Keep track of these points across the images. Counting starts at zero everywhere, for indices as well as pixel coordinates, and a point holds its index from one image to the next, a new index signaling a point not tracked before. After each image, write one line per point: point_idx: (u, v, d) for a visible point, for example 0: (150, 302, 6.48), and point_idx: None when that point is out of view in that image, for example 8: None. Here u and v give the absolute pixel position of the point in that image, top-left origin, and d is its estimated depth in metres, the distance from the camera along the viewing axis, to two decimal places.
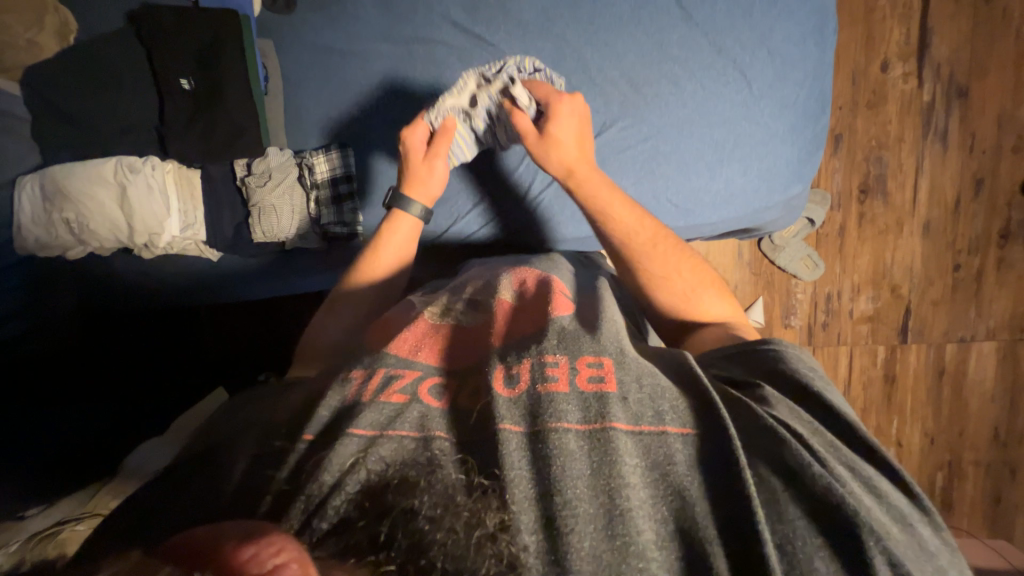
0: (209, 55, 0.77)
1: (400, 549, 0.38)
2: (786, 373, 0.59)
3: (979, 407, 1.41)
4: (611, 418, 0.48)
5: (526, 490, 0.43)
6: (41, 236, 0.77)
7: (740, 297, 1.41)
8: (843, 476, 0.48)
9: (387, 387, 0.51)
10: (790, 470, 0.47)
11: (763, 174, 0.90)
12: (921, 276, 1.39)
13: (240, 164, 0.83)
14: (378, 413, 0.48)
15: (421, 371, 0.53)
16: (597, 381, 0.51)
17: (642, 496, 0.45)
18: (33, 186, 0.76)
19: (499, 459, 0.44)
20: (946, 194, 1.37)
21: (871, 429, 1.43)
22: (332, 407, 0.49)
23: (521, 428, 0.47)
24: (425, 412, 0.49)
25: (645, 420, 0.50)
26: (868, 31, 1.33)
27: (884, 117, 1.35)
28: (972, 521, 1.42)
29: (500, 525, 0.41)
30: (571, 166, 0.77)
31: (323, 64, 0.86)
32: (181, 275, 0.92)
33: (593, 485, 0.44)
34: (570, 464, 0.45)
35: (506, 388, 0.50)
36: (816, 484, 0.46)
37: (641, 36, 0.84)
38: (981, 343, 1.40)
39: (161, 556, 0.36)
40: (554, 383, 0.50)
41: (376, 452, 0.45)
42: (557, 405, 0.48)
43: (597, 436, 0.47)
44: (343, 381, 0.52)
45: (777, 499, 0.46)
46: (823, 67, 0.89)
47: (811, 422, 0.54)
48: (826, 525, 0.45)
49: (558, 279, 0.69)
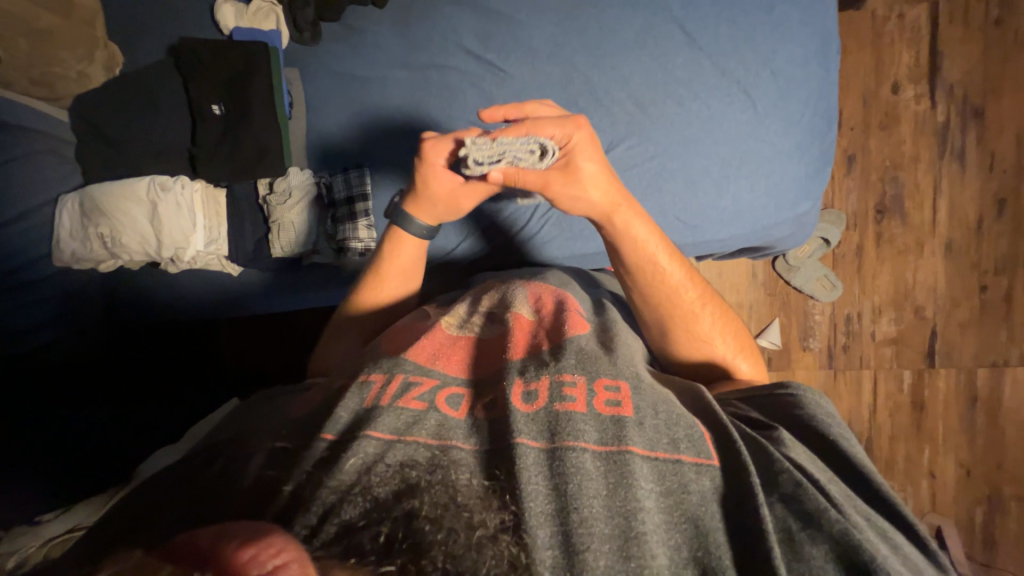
0: (239, 82, 0.83)
1: (400, 551, 0.36)
2: (802, 427, 0.58)
3: (1017, 437, 1.33)
4: (628, 441, 0.48)
5: (542, 504, 0.43)
6: (78, 248, 0.81)
7: (756, 318, 1.39)
8: (863, 529, 0.46)
9: (406, 394, 0.51)
10: (808, 509, 0.46)
11: (771, 190, 0.91)
12: (946, 297, 1.35)
13: (263, 184, 0.88)
14: (395, 418, 0.48)
15: (438, 380, 0.54)
16: (615, 404, 0.51)
17: (657, 519, 0.45)
18: (74, 203, 0.81)
19: (517, 471, 0.44)
20: (967, 214, 1.34)
21: (900, 460, 1.36)
22: (350, 409, 0.50)
23: (539, 444, 0.47)
24: (441, 420, 0.49)
25: (661, 446, 0.49)
26: (877, 55, 1.34)
27: (898, 137, 1.35)
28: (1018, 563, 1.31)
29: (501, 527, 0.40)
30: (617, 204, 0.72)
31: (343, 91, 0.92)
32: (204, 288, 0.95)
33: (607, 505, 0.44)
34: (586, 482, 0.45)
35: (524, 403, 0.50)
36: (833, 528, 0.45)
37: (645, 59, 0.87)
38: (1016, 369, 1.33)
39: (162, 554, 0.34)
40: (572, 402, 0.50)
41: (394, 453, 0.44)
42: (574, 423, 0.48)
43: (613, 458, 0.47)
44: (360, 383, 0.53)
45: (794, 537, 0.46)
46: (827, 86, 0.90)
47: (827, 471, 0.52)
48: (844, 564, 0.44)
49: (573, 299, 0.70)
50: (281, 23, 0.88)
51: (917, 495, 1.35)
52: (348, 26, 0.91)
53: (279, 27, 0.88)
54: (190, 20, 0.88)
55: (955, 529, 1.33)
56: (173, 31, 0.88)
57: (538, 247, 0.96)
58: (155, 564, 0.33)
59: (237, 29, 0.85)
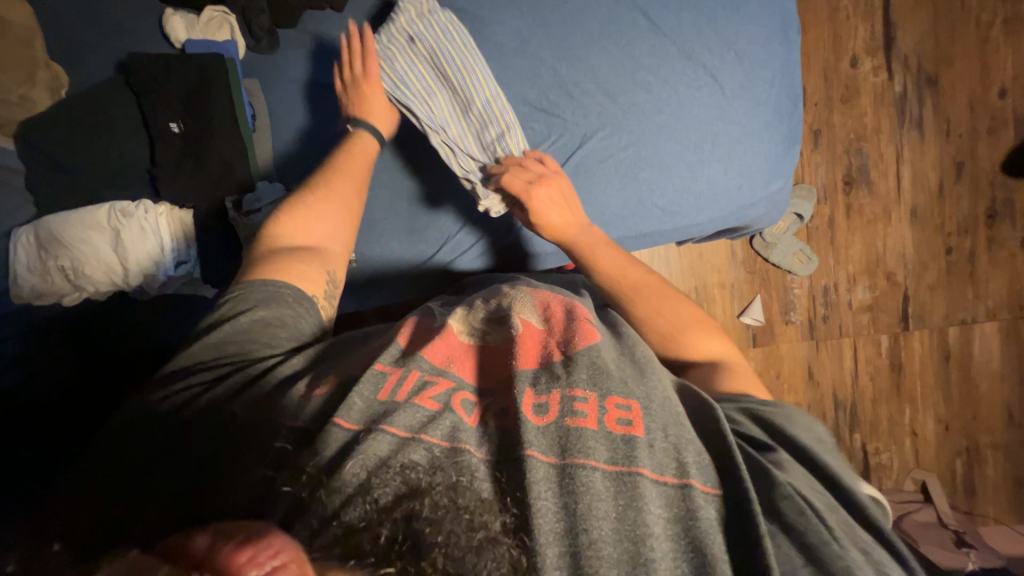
0: (196, 95, 0.79)
1: (403, 552, 0.36)
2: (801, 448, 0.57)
3: (989, 388, 1.40)
4: (638, 464, 0.47)
5: (551, 521, 0.42)
6: (37, 285, 0.77)
7: (738, 297, 1.41)
8: (862, 561, 0.48)
9: (421, 391, 0.50)
10: (808, 540, 0.48)
11: (744, 171, 0.92)
12: (915, 261, 1.40)
13: (231, 198, 0.82)
14: (412, 417, 0.47)
15: (453, 383, 0.53)
16: (627, 424, 0.50)
17: (664, 546, 0.45)
18: (28, 235, 0.76)
19: (526, 485, 0.43)
20: (928, 179, 1.39)
21: (883, 420, 1.41)
22: (364, 400, 0.49)
23: (549, 459, 0.46)
24: (457, 422, 0.48)
25: (669, 471, 0.49)
26: (834, 30, 1.37)
27: (859, 110, 1.38)
28: (997, 507, 1.38)
29: (503, 529, 0.41)
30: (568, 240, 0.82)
31: (307, 100, 0.89)
32: (174, 310, 0.87)
33: (616, 528, 0.44)
34: (596, 504, 0.44)
35: (535, 415, 0.49)
36: (831, 559, 0.46)
37: (612, 49, 0.87)
38: (983, 324, 1.40)
39: (161, 552, 0.34)
40: (582, 419, 0.49)
41: (406, 457, 0.43)
42: (585, 441, 0.47)
43: (623, 479, 0.46)
44: (376, 372, 0.52)
45: (796, 571, 0.46)
46: (790, 65, 0.92)
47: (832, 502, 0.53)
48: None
49: (582, 305, 0.65)
50: (235, 33, 0.84)
51: (902, 452, 1.40)
52: (306, 32, 0.88)
53: (234, 37, 0.84)
54: (138, 35, 0.84)
55: (938, 481, 1.38)
56: (121, 47, 0.84)
57: (524, 245, 0.95)
58: (154, 564, 0.33)
59: (189, 41, 0.82)
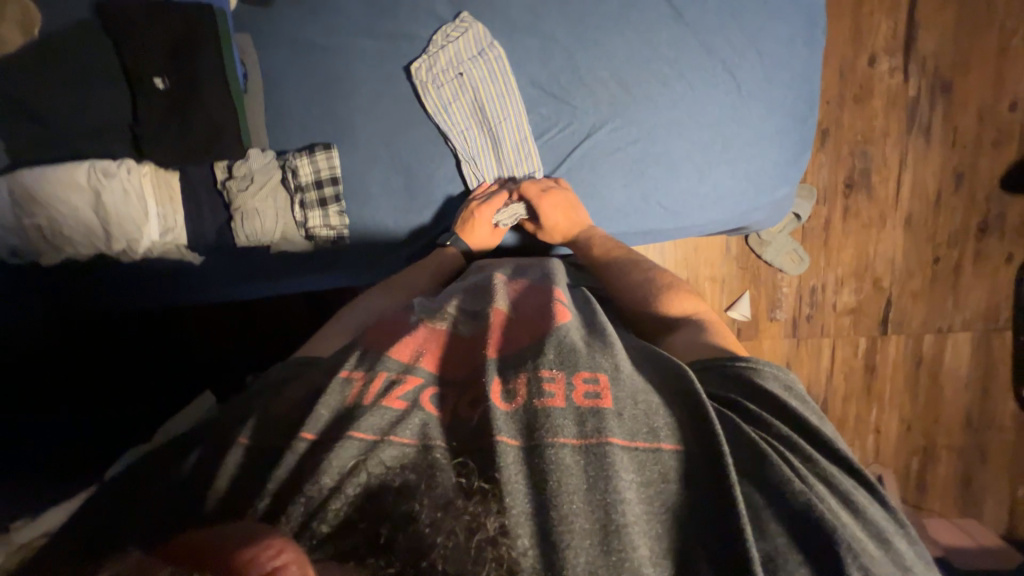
0: (182, 50, 0.74)
1: (399, 553, 0.37)
2: (765, 393, 0.55)
3: (954, 394, 1.46)
4: (608, 433, 0.45)
5: (522, 504, 0.41)
6: (16, 242, 0.73)
7: (727, 291, 1.43)
8: (824, 496, 0.47)
9: (390, 392, 0.48)
10: (773, 485, 0.46)
11: (751, 175, 0.91)
12: (902, 268, 1.42)
13: (220, 166, 0.80)
14: (380, 417, 0.45)
15: (423, 378, 0.50)
16: (594, 397, 0.48)
17: (638, 511, 0.43)
18: (1, 189, 0.71)
19: (496, 471, 0.42)
20: (927, 188, 1.39)
21: (851, 418, 1.47)
22: (332, 407, 0.47)
23: (517, 442, 0.44)
24: (426, 419, 0.46)
25: (641, 435, 0.47)
26: (857, 25, 1.32)
27: (870, 112, 1.36)
28: (943, 503, 1.47)
29: (501, 530, 0.39)
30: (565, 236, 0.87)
31: (303, 62, 0.84)
32: (162, 272, 0.88)
33: (589, 500, 0.42)
34: (566, 480, 0.43)
35: (503, 402, 0.47)
36: (796, 500, 0.45)
37: (630, 35, 0.84)
38: (957, 333, 1.44)
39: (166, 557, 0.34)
40: (550, 398, 0.47)
41: (377, 459, 0.42)
42: (553, 419, 0.45)
43: (593, 451, 0.44)
44: (342, 380, 0.49)
45: (760, 515, 0.45)
46: (811, 67, 0.90)
47: (792, 439, 0.51)
48: (799, 535, 0.44)
49: (559, 289, 0.66)
50: None
51: (864, 448, 1.48)
52: None
53: None
54: None
55: (893, 476, 1.47)
56: None
57: (522, 233, 0.95)
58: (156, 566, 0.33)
59: None
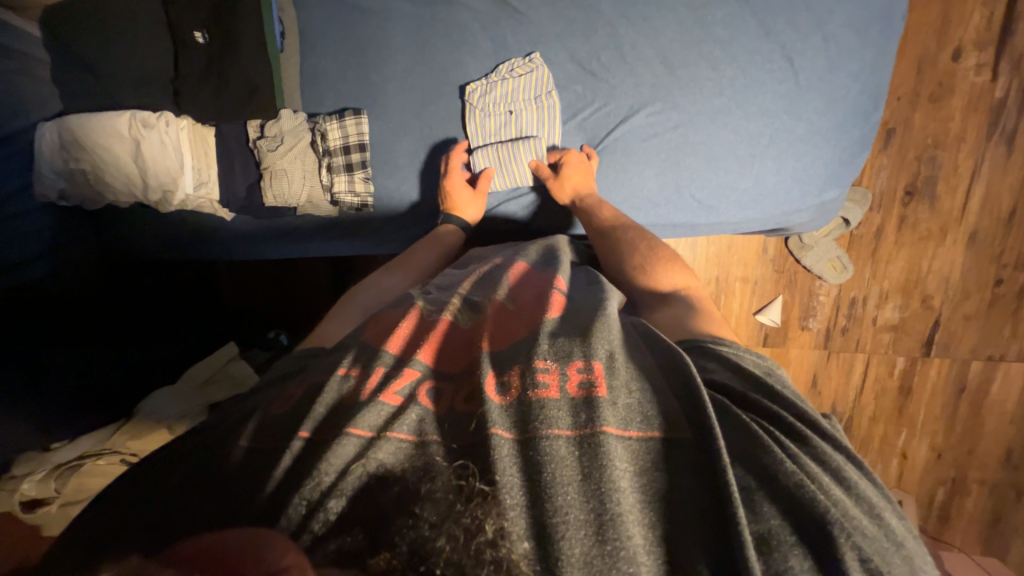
0: (222, 5, 0.74)
1: (400, 553, 0.37)
2: (760, 377, 0.52)
3: (996, 427, 1.35)
4: (602, 422, 0.43)
5: (517, 497, 0.39)
6: (64, 185, 0.77)
7: (759, 294, 1.36)
8: (815, 474, 0.43)
9: (385, 387, 0.47)
10: (763, 466, 0.43)
11: (798, 174, 0.85)
12: (957, 288, 1.31)
13: (253, 125, 0.81)
14: (376, 415, 0.44)
15: (419, 372, 0.49)
16: (588, 386, 0.46)
17: (632, 499, 0.41)
18: (53, 134, 0.74)
19: (489, 464, 0.41)
20: (1001, 202, 1.26)
21: (876, 439, 1.40)
22: (328, 404, 0.46)
23: (512, 435, 0.43)
24: (422, 416, 0.45)
25: (635, 424, 0.45)
26: (945, 13, 1.18)
27: (947, 113, 1.23)
28: (966, 538, 1.39)
29: (500, 533, 0.38)
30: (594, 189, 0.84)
31: (340, 24, 0.83)
32: (197, 228, 0.91)
33: (583, 490, 0.40)
34: (560, 471, 0.41)
35: (498, 395, 0.46)
36: (786, 481, 0.42)
37: (682, 12, 0.78)
38: (1010, 364, 1.33)
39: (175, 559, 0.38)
40: (544, 389, 0.45)
41: (374, 456, 0.42)
42: (546, 410, 0.44)
43: (588, 442, 0.42)
44: (340, 377, 0.48)
45: (751, 496, 0.42)
46: (884, 58, 0.81)
47: (785, 419, 0.48)
48: (795, 520, 0.40)
49: (559, 277, 0.65)
50: None
51: (886, 472, 1.40)
52: None
53: None
54: None
55: (914, 505, 1.39)
56: None
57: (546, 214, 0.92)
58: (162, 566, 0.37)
59: None
